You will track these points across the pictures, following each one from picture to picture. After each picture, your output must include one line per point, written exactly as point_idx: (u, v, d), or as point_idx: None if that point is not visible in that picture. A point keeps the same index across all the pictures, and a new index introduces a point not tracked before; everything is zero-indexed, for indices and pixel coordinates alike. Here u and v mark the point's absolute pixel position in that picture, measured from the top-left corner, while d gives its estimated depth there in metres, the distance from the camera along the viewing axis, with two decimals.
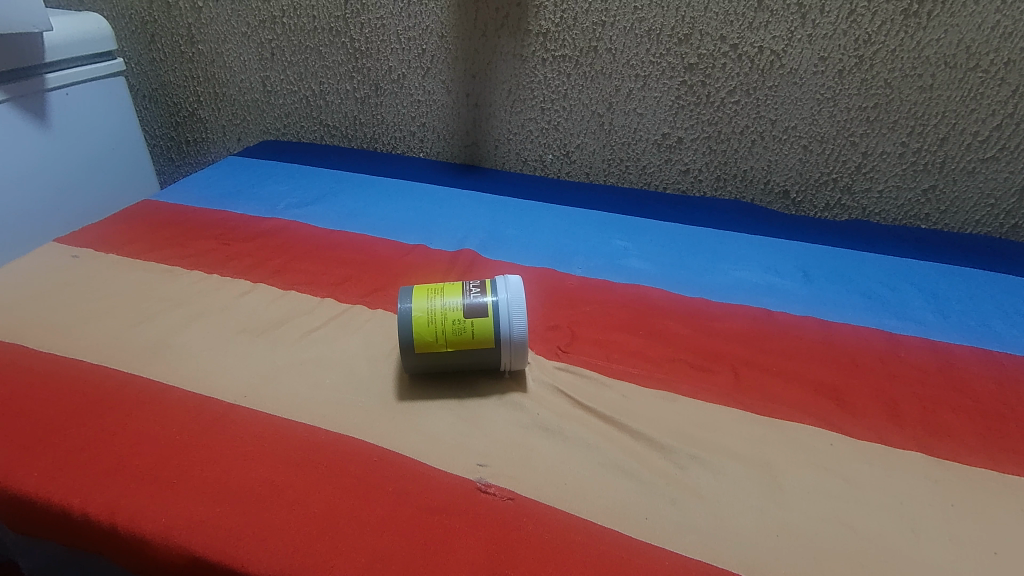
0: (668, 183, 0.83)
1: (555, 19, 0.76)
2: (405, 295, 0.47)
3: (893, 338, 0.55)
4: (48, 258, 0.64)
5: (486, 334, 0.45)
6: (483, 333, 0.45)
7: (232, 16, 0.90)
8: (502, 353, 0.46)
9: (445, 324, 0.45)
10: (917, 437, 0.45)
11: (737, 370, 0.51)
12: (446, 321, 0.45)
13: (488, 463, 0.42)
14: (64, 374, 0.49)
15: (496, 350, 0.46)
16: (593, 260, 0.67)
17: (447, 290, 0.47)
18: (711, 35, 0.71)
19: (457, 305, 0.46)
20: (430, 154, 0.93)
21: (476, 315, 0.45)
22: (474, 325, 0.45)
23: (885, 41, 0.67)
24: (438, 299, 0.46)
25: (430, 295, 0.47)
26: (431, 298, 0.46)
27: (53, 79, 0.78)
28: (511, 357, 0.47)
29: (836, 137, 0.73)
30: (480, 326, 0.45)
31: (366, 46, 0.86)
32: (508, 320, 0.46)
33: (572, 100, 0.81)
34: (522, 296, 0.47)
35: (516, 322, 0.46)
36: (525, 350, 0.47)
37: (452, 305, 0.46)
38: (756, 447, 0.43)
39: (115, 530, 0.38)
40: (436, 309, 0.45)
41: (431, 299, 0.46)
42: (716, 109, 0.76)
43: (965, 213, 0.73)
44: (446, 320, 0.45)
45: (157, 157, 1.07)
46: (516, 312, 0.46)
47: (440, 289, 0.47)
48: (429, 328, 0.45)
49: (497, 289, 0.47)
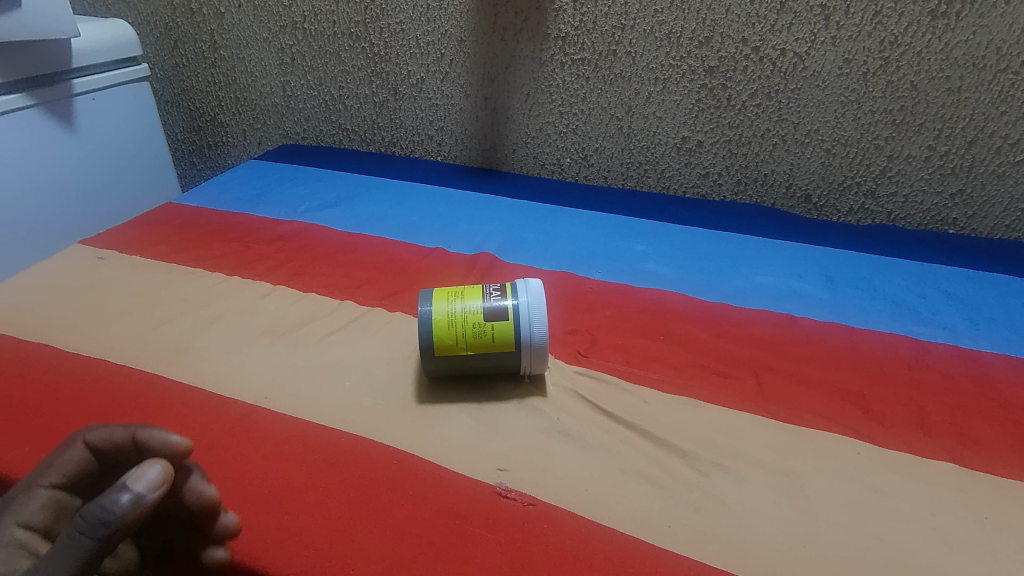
0: (687, 188, 0.83)
1: (574, 22, 0.76)
2: (425, 297, 0.47)
3: (921, 345, 0.54)
4: (73, 260, 0.65)
5: (506, 337, 0.45)
6: (503, 337, 0.45)
7: (253, 22, 0.91)
8: (522, 357, 0.46)
9: (465, 328, 0.45)
10: (948, 447, 0.43)
11: (760, 376, 0.50)
12: (467, 325, 0.45)
13: (508, 468, 0.41)
14: (89, 374, 0.49)
15: (516, 353, 0.46)
16: (612, 264, 0.67)
17: (467, 293, 0.47)
18: (732, 37, 0.71)
19: (477, 308, 0.45)
20: (448, 157, 0.93)
21: (497, 318, 0.45)
22: (495, 328, 0.45)
23: (912, 42, 0.65)
24: (459, 302, 0.46)
25: (450, 298, 0.47)
26: (451, 301, 0.46)
27: (79, 84, 0.79)
28: (531, 361, 0.46)
29: (860, 140, 0.72)
30: (501, 330, 0.45)
31: (385, 50, 0.86)
32: (528, 324, 0.45)
33: (591, 103, 0.81)
34: (542, 299, 0.46)
35: (537, 326, 0.45)
36: (545, 354, 0.46)
37: (472, 308, 0.45)
38: (782, 456, 0.42)
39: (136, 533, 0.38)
40: (456, 312, 0.45)
41: (451, 302, 0.46)
42: (737, 112, 0.75)
43: (994, 218, 0.72)
44: (467, 323, 0.45)
45: (179, 161, 1.09)
46: (536, 315, 0.46)
47: (460, 291, 0.47)
48: (449, 331, 0.45)
49: (518, 292, 0.46)
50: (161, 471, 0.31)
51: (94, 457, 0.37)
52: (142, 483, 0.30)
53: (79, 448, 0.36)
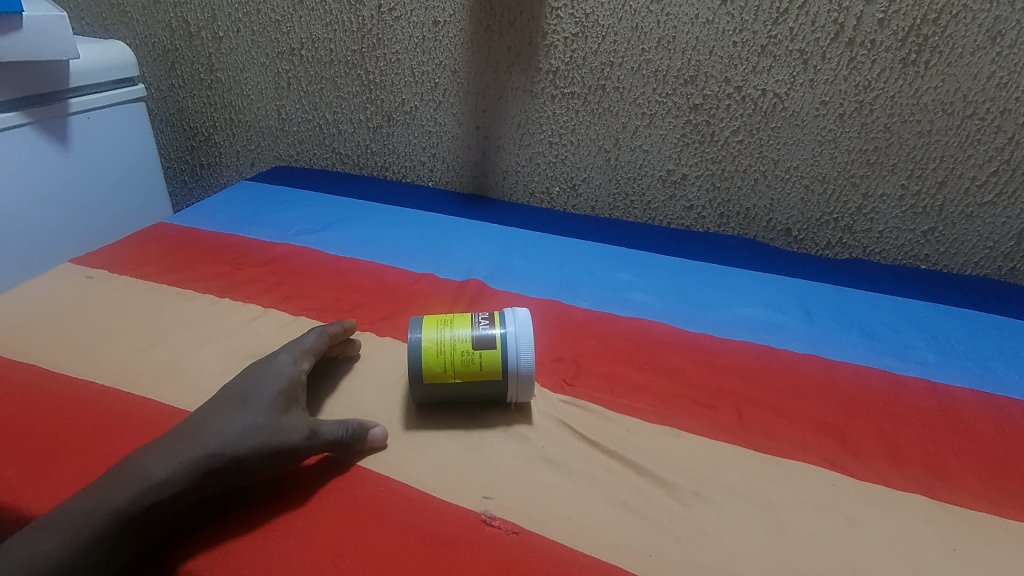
0: (672, 219, 0.85)
1: (565, 58, 0.78)
2: (416, 325, 0.48)
3: (894, 378, 0.56)
4: (63, 278, 0.66)
5: (494, 365, 0.46)
6: (491, 365, 0.46)
7: (251, 47, 0.93)
8: (509, 384, 0.47)
9: (454, 355, 0.46)
10: (919, 479, 0.45)
11: (741, 407, 0.51)
12: (456, 353, 0.46)
13: (494, 495, 0.42)
14: (76, 395, 0.49)
15: (503, 381, 0.47)
16: (598, 293, 0.68)
17: (456, 321, 0.48)
18: (716, 77, 0.74)
19: (466, 336, 0.46)
20: (439, 183, 0.95)
21: (485, 346, 0.46)
22: (483, 356, 0.46)
23: (885, 87, 0.69)
24: (448, 330, 0.47)
25: (440, 325, 0.48)
26: (441, 329, 0.47)
27: (76, 104, 0.80)
28: (518, 389, 0.47)
29: (837, 178, 0.75)
30: (489, 358, 0.46)
31: (380, 78, 0.88)
32: (516, 353, 0.46)
33: (580, 135, 0.83)
34: (529, 329, 0.47)
35: (524, 354, 0.47)
36: (532, 382, 0.47)
37: (461, 337, 0.46)
38: (761, 486, 0.44)
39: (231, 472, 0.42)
40: (445, 340, 0.46)
41: (441, 330, 0.47)
42: (720, 148, 0.78)
43: (964, 255, 0.74)
44: (456, 351, 0.46)
45: (171, 179, 1.09)
46: (523, 344, 0.47)
47: (450, 320, 0.48)
48: (438, 358, 0.46)
49: (506, 321, 0.48)
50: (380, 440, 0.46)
51: (327, 339, 0.51)
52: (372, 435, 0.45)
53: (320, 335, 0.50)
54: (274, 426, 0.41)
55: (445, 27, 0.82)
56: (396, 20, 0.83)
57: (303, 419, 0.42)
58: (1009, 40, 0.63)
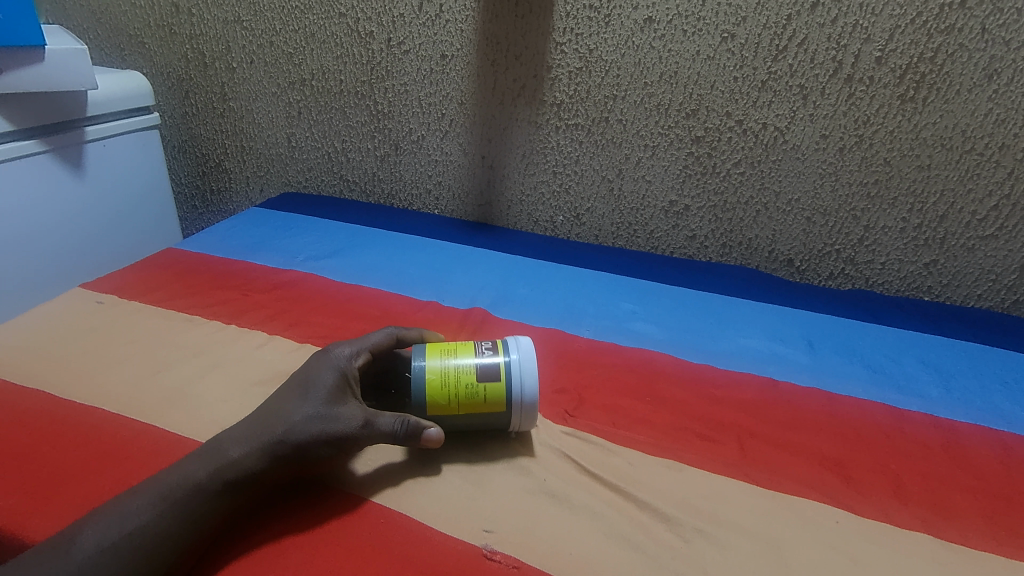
0: (674, 248, 0.86)
1: (569, 91, 0.80)
2: (419, 354, 0.48)
3: (898, 413, 0.56)
4: (73, 303, 0.67)
5: (498, 396, 0.46)
6: (495, 396, 0.46)
7: (264, 78, 0.95)
8: (514, 414, 0.47)
9: (458, 387, 0.46)
10: (924, 517, 0.45)
11: (742, 441, 0.51)
12: (460, 385, 0.46)
13: (495, 529, 0.42)
14: (81, 421, 0.50)
15: (507, 411, 0.47)
16: (601, 322, 0.69)
17: (459, 351, 0.48)
18: (717, 111, 0.75)
19: (470, 368, 0.47)
20: (445, 211, 0.96)
21: (489, 378, 0.47)
22: (487, 388, 0.46)
23: (883, 122, 0.70)
24: (452, 362, 0.47)
25: (443, 355, 0.48)
26: (444, 359, 0.48)
27: (91, 132, 0.82)
28: (522, 419, 0.47)
29: (838, 210, 0.76)
30: (493, 389, 0.46)
31: (388, 108, 0.90)
32: (520, 382, 0.47)
33: (584, 165, 0.84)
34: (532, 357, 0.48)
35: (528, 386, 0.47)
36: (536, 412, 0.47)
37: (465, 368, 0.47)
38: (763, 523, 0.43)
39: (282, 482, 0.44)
40: (450, 371, 0.47)
41: (445, 361, 0.47)
42: (722, 180, 0.79)
43: (967, 287, 0.75)
44: (461, 382, 0.46)
45: (181, 203, 1.11)
46: (527, 373, 0.47)
47: (454, 350, 0.48)
48: (443, 390, 0.46)
49: (509, 351, 0.48)
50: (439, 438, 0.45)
51: (397, 343, 0.51)
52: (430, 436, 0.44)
53: (388, 336, 0.51)
54: (331, 416, 0.43)
55: (453, 60, 0.84)
56: (405, 54, 0.86)
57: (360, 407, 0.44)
58: (1005, 78, 0.64)
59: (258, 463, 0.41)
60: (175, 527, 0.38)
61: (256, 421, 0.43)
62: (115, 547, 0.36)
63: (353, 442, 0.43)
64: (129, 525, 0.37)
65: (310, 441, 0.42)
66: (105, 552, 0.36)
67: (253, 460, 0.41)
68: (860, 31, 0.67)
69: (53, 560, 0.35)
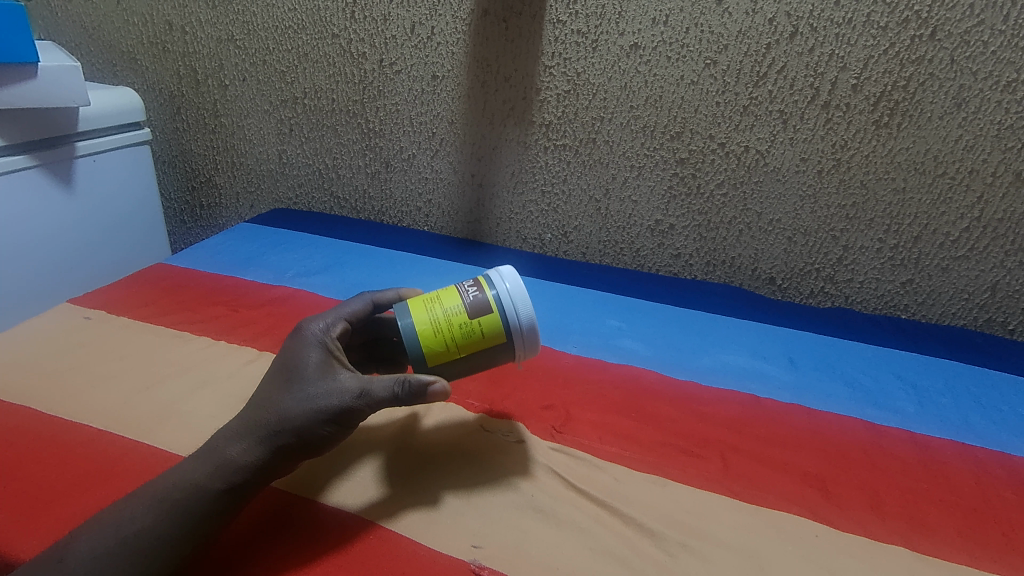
0: (660, 266, 0.87)
1: (557, 113, 0.82)
2: (404, 310, 0.48)
3: (876, 429, 0.57)
4: (61, 319, 0.66)
5: (494, 329, 0.47)
6: (492, 330, 0.47)
7: (256, 96, 0.96)
8: (514, 342, 0.48)
9: (452, 331, 0.46)
10: (900, 530, 0.46)
11: (726, 457, 0.52)
12: (453, 327, 0.46)
13: (484, 545, 0.42)
14: (70, 438, 0.50)
15: (507, 341, 0.47)
16: (588, 339, 0.70)
17: (442, 295, 0.48)
18: (701, 133, 0.77)
19: (459, 309, 0.46)
20: (434, 227, 0.97)
21: (482, 313, 0.47)
22: (481, 323, 0.46)
23: (860, 147, 0.72)
24: (438, 307, 0.47)
25: (428, 304, 0.47)
26: (430, 308, 0.47)
27: (82, 148, 0.82)
28: (525, 346, 0.48)
29: (818, 231, 0.78)
30: (488, 323, 0.47)
31: (379, 126, 0.92)
32: (512, 307, 0.47)
33: (571, 185, 0.86)
34: (517, 282, 0.48)
35: (521, 308, 0.47)
36: (537, 335, 0.48)
37: (454, 310, 0.47)
38: (746, 538, 0.44)
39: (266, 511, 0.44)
40: (439, 318, 0.46)
41: (431, 309, 0.47)
42: (706, 200, 0.81)
43: (941, 306, 0.77)
44: (453, 325, 0.46)
45: (170, 218, 1.11)
46: (517, 299, 0.47)
47: (437, 296, 0.48)
48: (437, 337, 0.46)
49: (495, 283, 0.48)
50: (446, 387, 0.43)
51: (373, 307, 0.52)
52: (434, 389, 0.43)
53: (362, 301, 0.51)
54: (324, 392, 0.43)
55: (444, 81, 0.86)
56: (396, 74, 0.87)
57: (353, 378, 0.43)
58: (973, 106, 0.67)
59: (247, 479, 0.41)
60: (172, 533, 0.38)
61: (245, 430, 0.42)
62: (103, 564, 0.36)
63: (354, 412, 0.42)
64: (124, 535, 0.37)
65: (298, 455, 0.42)
66: (102, 560, 0.36)
67: (255, 456, 0.41)
68: (836, 60, 0.69)
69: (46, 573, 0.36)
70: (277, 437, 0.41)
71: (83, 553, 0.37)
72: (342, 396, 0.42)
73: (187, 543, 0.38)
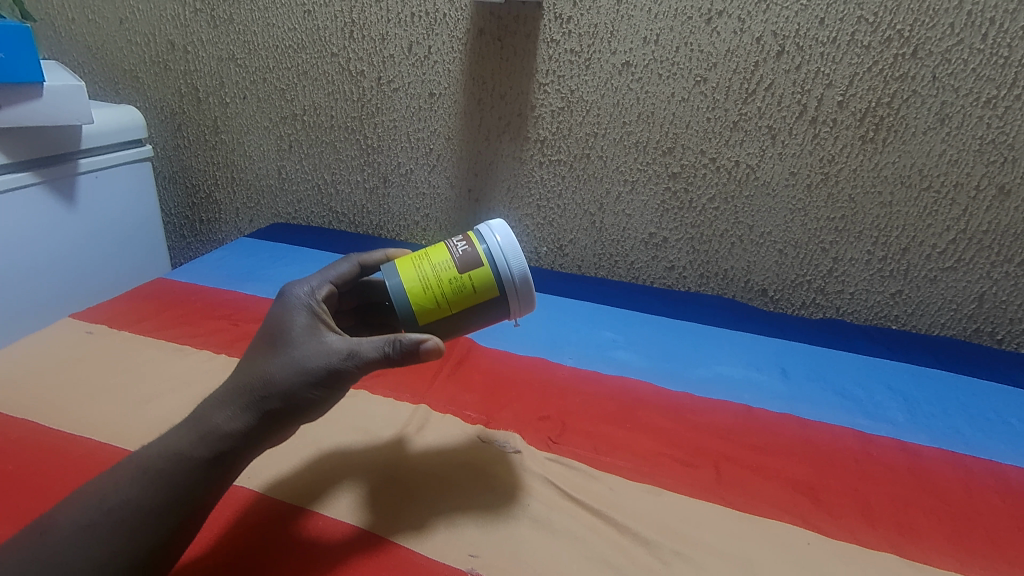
0: (655, 278, 0.89)
1: (552, 128, 0.84)
2: (393, 270, 0.48)
3: (866, 438, 0.58)
4: (63, 334, 0.67)
5: (487, 284, 0.47)
6: (483, 284, 0.47)
7: (256, 112, 0.98)
8: (508, 296, 0.48)
9: (441, 288, 0.46)
10: (890, 537, 0.47)
11: (718, 466, 0.53)
12: (443, 284, 0.46)
13: (480, 554, 0.43)
14: (72, 452, 0.50)
15: (500, 296, 0.47)
16: (583, 350, 0.71)
17: (431, 253, 0.48)
18: (692, 149, 0.79)
19: (448, 265, 0.47)
20: (432, 241, 0.99)
21: (472, 267, 0.47)
22: (472, 278, 0.47)
23: (847, 161, 0.74)
24: (427, 265, 0.47)
25: (417, 262, 0.48)
26: (420, 266, 0.48)
27: (85, 165, 0.83)
28: (518, 298, 0.48)
29: (808, 243, 0.79)
30: (479, 277, 0.47)
31: (377, 143, 0.93)
32: (504, 261, 0.47)
33: (566, 199, 0.88)
34: (508, 235, 0.48)
35: (512, 261, 0.47)
36: (529, 287, 0.48)
37: (443, 267, 0.47)
38: (736, 545, 0.45)
39: (258, 520, 0.45)
40: (428, 275, 0.47)
41: (420, 267, 0.47)
42: (698, 214, 0.82)
43: (930, 316, 0.78)
44: (442, 282, 0.47)
45: (170, 233, 1.12)
46: (508, 252, 0.47)
47: (426, 254, 0.49)
48: (426, 295, 0.47)
49: (485, 237, 0.48)
50: (438, 345, 0.43)
51: (360, 270, 0.53)
52: (425, 346, 0.43)
53: (348, 265, 0.53)
54: (310, 355, 0.43)
55: (440, 99, 0.88)
56: (394, 92, 0.89)
57: (342, 341, 0.44)
58: (955, 122, 0.69)
59: None
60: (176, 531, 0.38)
61: None
62: None
63: (342, 375, 0.42)
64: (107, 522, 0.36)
65: None
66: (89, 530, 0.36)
67: (242, 422, 0.41)
68: (822, 77, 0.71)
69: (30, 549, 0.35)
70: (265, 401, 0.41)
71: (69, 526, 0.36)
72: (329, 358, 0.42)
73: (175, 513, 0.38)
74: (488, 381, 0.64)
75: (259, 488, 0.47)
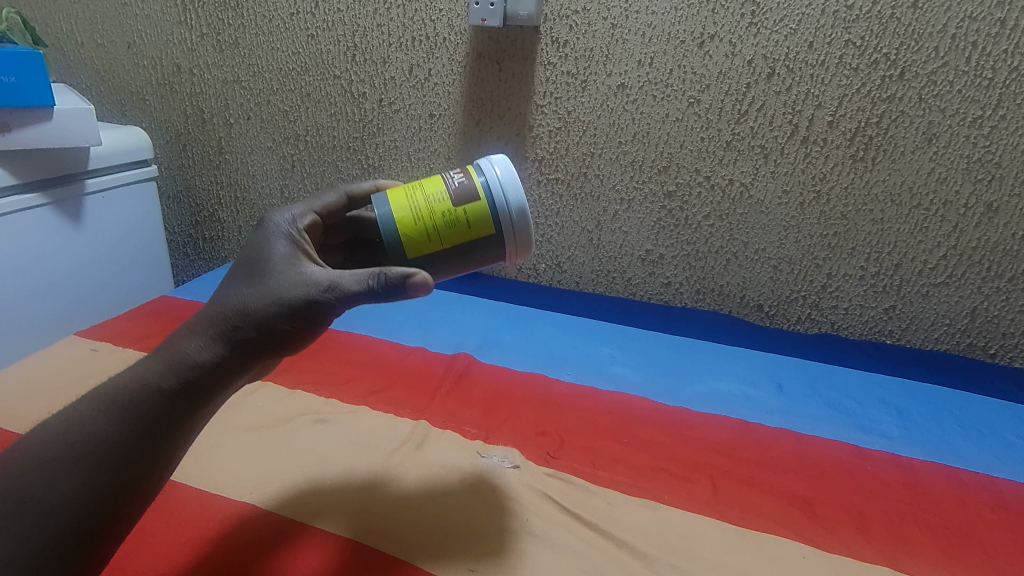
0: (652, 294, 0.90)
1: (550, 148, 0.86)
2: (384, 199, 0.49)
3: (862, 452, 0.59)
4: (69, 351, 0.68)
5: (481, 218, 0.48)
6: (477, 219, 0.48)
7: (259, 132, 1.00)
8: (504, 232, 0.49)
9: (434, 220, 0.48)
10: (885, 551, 0.47)
11: (714, 481, 0.54)
12: (435, 216, 0.48)
13: (480, 568, 0.43)
14: None
15: (497, 234, 0.48)
16: (580, 366, 0.72)
17: (426, 184, 0.50)
18: (687, 168, 0.81)
19: (442, 195, 0.48)
20: None
21: (468, 200, 0.48)
22: (466, 212, 0.48)
23: (839, 180, 0.76)
24: (420, 195, 0.49)
25: (411, 192, 0.49)
26: (413, 197, 0.49)
27: (91, 184, 0.85)
28: (516, 237, 0.49)
29: (802, 260, 0.81)
30: (474, 210, 0.48)
31: (378, 162, 0.95)
32: (503, 195, 0.48)
33: (564, 217, 0.89)
34: (509, 170, 0.49)
35: (511, 196, 0.48)
36: (526, 221, 0.49)
37: (436, 197, 0.48)
38: (731, 558, 0.46)
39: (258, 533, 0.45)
40: (420, 206, 0.48)
41: (413, 197, 0.49)
42: (693, 231, 0.84)
43: (924, 331, 0.79)
44: (435, 213, 0.48)
45: (173, 251, 1.14)
46: (508, 187, 0.48)
47: (420, 185, 0.50)
48: (417, 227, 0.48)
49: (484, 170, 0.49)
50: (422, 278, 0.43)
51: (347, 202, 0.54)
52: (410, 279, 0.43)
53: (334, 198, 0.53)
54: (289, 284, 0.42)
55: (440, 119, 0.90)
56: (395, 113, 0.91)
57: (323, 272, 0.43)
58: (943, 141, 0.71)
59: None
60: None
61: None
62: None
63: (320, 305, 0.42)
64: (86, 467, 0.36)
65: None
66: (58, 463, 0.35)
67: (213, 352, 0.40)
68: (812, 99, 0.73)
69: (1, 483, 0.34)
70: (237, 332, 0.41)
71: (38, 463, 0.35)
72: (309, 288, 0.42)
73: None
74: (487, 397, 0.65)
75: (258, 502, 0.48)
